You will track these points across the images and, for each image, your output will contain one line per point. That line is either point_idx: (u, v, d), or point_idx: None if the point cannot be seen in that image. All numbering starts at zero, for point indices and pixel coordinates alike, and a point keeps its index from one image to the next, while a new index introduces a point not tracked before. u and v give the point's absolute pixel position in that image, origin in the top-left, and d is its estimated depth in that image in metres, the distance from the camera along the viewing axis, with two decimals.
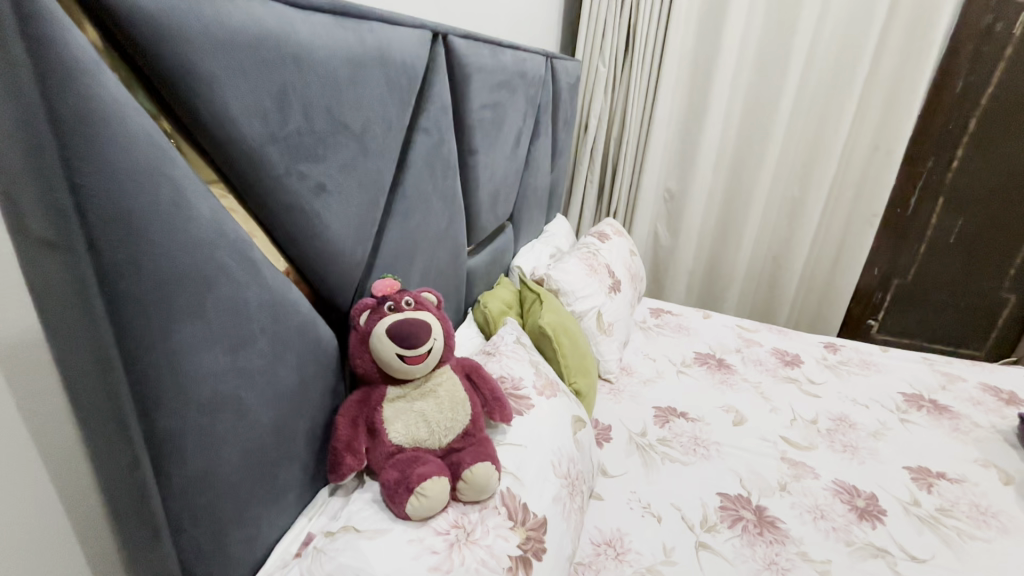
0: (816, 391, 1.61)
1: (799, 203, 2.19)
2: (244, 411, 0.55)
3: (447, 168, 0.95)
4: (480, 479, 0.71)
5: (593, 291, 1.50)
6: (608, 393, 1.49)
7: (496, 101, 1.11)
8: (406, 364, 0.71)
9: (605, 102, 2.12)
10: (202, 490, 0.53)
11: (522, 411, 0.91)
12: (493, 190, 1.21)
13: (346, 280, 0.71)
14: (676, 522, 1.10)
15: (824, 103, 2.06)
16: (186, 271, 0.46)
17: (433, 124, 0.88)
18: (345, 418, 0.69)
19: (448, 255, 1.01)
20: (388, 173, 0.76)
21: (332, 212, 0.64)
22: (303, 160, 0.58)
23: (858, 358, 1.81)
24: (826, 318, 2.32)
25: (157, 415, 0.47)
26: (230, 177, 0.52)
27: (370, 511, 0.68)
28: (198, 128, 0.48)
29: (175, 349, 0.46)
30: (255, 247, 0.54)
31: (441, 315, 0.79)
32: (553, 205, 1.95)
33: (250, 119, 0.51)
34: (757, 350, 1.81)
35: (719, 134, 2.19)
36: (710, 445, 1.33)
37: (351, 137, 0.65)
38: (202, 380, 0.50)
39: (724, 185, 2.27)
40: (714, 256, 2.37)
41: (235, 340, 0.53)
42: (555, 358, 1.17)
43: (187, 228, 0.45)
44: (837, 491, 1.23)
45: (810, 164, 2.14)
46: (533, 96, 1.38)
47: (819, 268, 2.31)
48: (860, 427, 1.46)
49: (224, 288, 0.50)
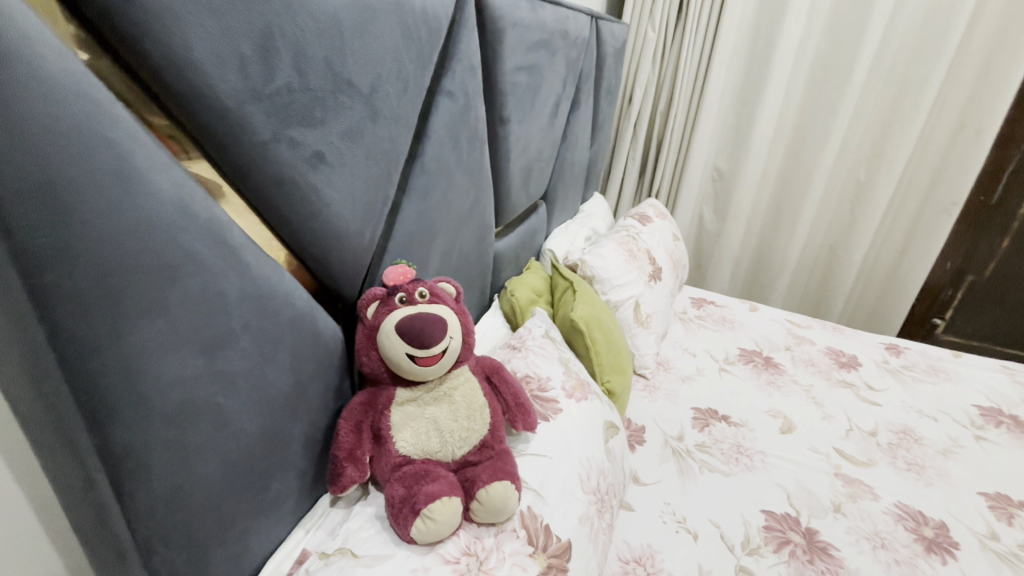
0: (876, 398, 1.45)
1: (864, 187, 1.97)
2: (225, 419, 0.48)
3: (474, 139, 0.84)
4: (497, 501, 0.62)
5: (631, 279, 1.37)
6: (642, 389, 1.38)
7: (532, 64, 0.98)
8: (416, 365, 0.63)
9: (653, 70, 1.93)
10: (176, 509, 0.46)
11: (547, 416, 0.81)
12: (526, 166, 1.09)
13: (353, 266, 0.62)
14: (714, 541, 1.00)
15: (905, 74, 1.81)
16: (138, 260, 0.38)
17: (459, 88, 0.76)
18: (348, 423, 0.61)
19: (472, 236, 0.91)
20: (404, 144, 0.65)
21: (333, 189, 0.54)
22: (296, 124, 0.48)
23: (925, 363, 1.62)
24: (886, 315, 2.11)
25: (109, 429, 0.39)
26: (204, 142, 0.43)
27: (371, 531, 0.60)
28: (154, 78, 0.38)
29: (128, 352, 0.38)
30: (237, 228, 0.46)
31: (460, 309, 0.69)
32: (590, 183, 1.81)
33: (223, 69, 0.41)
34: (809, 349, 1.64)
35: (779, 108, 1.97)
36: (753, 454, 1.21)
37: (356, 98, 0.55)
38: (167, 388, 0.42)
39: (780, 165, 2.06)
40: (763, 243, 2.17)
41: (210, 339, 0.44)
42: (586, 354, 1.06)
43: (137, 205, 0.37)
44: (900, 516, 1.09)
45: (882, 145, 1.91)
46: (575, 60, 1.24)
47: (881, 260, 2.09)
48: (927, 442, 1.30)
49: (191, 279, 0.42)
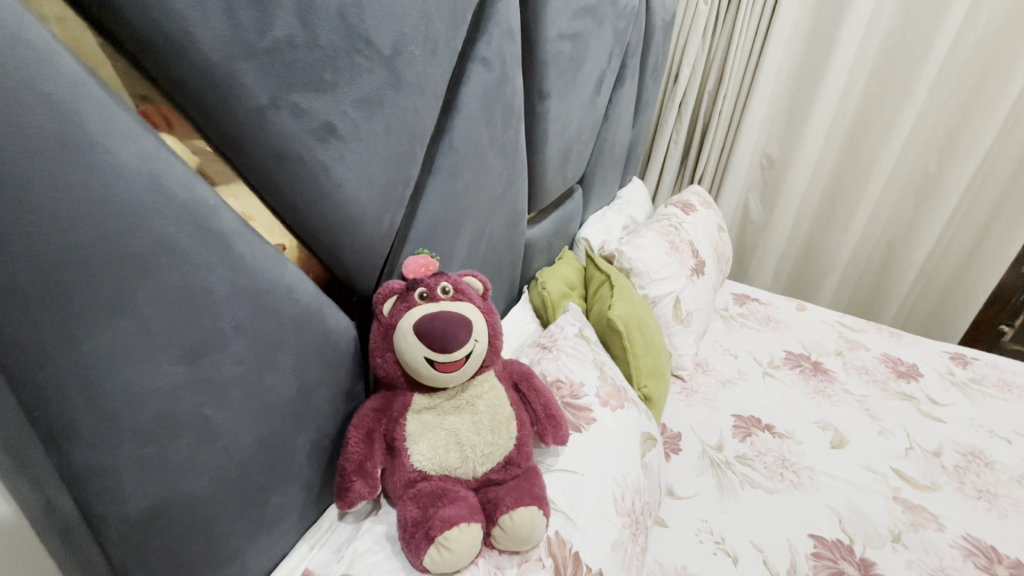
0: (940, 414, 1.30)
1: (933, 179, 1.70)
2: (214, 433, 0.41)
3: (509, 114, 0.74)
4: (521, 530, 0.55)
5: (672, 273, 1.26)
6: (679, 392, 1.28)
7: (577, 33, 0.88)
8: (436, 371, 0.55)
9: (702, 47, 1.69)
10: (157, 534, 0.39)
11: (580, 427, 0.73)
12: (564, 147, 0.99)
13: (370, 255, 0.54)
14: (755, 566, 0.91)
15: (993, 50, 1.53)
16: (97, 250, 0.31)
17: (495, 55, 0.67)
18: (359, 431, 0.55)
19: (503, 223, 0.82)
20: (431, 118, 0.57)
21: (347, 167, 0.47)
22: (301, 87, 0.41)
23: (997, 377, 1.43)
24: (949, 320, 1.84)
25: (67, 447, 0.33)
26: (187, 106, 0.36)
27: (380, 555, 0.54)
28: (116, 22, 0.31)
29: (87, 360, 0.32)
30: (226, 211, 0.39)
31: (487, 308, 0.61)
32: (629, 167, 1.68)
33: (206, 16, 0.34)
34: (862, 355, 1.48)
35: (842, 87, 1.69)
36: (800, 469, 1.10)
37: (376, 60, 0.47)
38: (141, 400, 0.35)
39: (838, 151, 1.80)
40: (813, 238, 1.93)
41: (194, 342, 0.38)
42: (623, 356, 0.97)
43: (92, 184, 0.31)
44: (969, 551, 0.98)
45: (958, 132, 1.62)
46: (623, 28, 1.12)
47: (946, 260, 1.81)
48: (999, 467, 1.16)
49: (167, 273, 0.35)
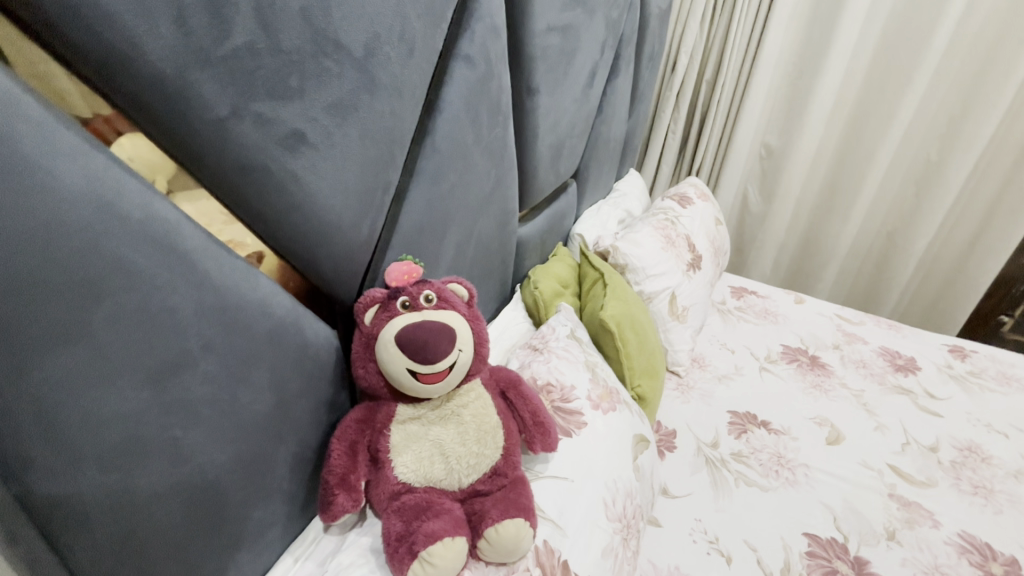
0: (938, 408, 1.29)
1: (933, 169, 1.67)
2: (185, 454, 0.40)
3: (496, 111, 0.72)
4: (507, 542, 0.54)
5: (668, 269, 1.25)
6: (674, 389, 1.27)
7: (567, 25, 0.85)
8: (419, 382, 0.54)
9: (699, 36, 1.66)
10: (128, 559, 0.38)
11: (570, 432, 0.72)
12: (555, 143, 0.96)
13: (349, 264, 0.53)
14: (749, 566, 0.91)
15: (997, 36, 1.49)
16: (42, 276, 0.30)
17: (479, 51, 0.65)
18: (342, 444, 0.54)
19: (492, 223, 0.80)
20: (411, 120, 0.55)
21: (320, 176, 0.45)
22: (264, 95, 0.39)
23: (995, 370, 1.42)
24: (948, 312, 1.83)
25: (24, 479, 0.32)
26: (142, 119, 0.34)
27: (364, 569, 0.53)
28: (56, 33, 0.30)
29: (40, 389, 0.31)
30: (189, 226, 0.37)
31: (472, 315, 0.60)
32: (626, 159, 1.65)
33: (155, 23, 0.33)
34: (860, 349, 1.46)
35: (843, 74, 1.66)
36: (796, 467, 1.10)
37: (347, 63, 0.45)
38: (101, 426, 0.34)
39: (838, 140, 1.76)
40: (812, 229, 1.90)
41: (159, 364, 0.37)
42: (615, 356, 0.95)
43: (31, 207, 0.29)
44: (964, 548, 0.97)
45: (960, 121, 1.59)
46: (616, 18, 1.09)
47: (946, 251, 1.79)
48: (996, 462, 1.15)
49: (124, 295, 0.34)
